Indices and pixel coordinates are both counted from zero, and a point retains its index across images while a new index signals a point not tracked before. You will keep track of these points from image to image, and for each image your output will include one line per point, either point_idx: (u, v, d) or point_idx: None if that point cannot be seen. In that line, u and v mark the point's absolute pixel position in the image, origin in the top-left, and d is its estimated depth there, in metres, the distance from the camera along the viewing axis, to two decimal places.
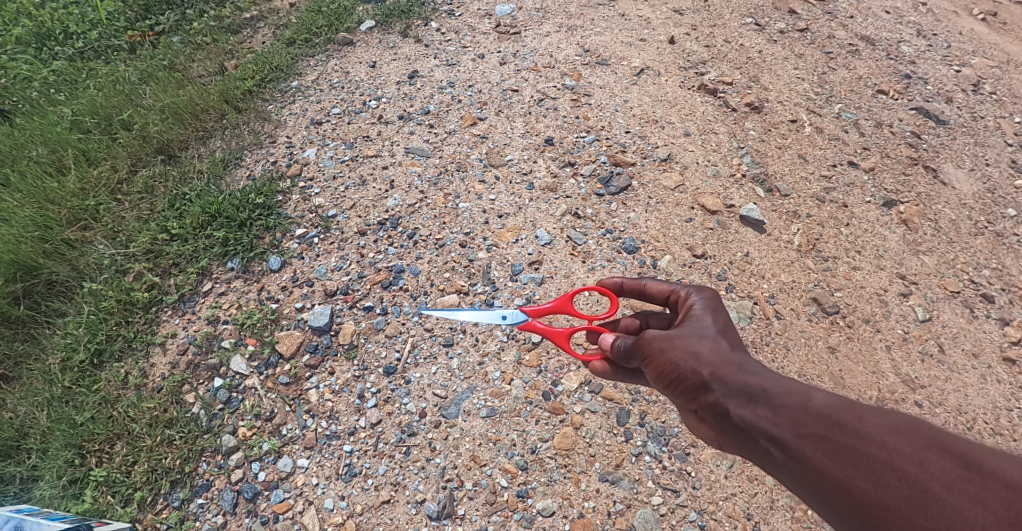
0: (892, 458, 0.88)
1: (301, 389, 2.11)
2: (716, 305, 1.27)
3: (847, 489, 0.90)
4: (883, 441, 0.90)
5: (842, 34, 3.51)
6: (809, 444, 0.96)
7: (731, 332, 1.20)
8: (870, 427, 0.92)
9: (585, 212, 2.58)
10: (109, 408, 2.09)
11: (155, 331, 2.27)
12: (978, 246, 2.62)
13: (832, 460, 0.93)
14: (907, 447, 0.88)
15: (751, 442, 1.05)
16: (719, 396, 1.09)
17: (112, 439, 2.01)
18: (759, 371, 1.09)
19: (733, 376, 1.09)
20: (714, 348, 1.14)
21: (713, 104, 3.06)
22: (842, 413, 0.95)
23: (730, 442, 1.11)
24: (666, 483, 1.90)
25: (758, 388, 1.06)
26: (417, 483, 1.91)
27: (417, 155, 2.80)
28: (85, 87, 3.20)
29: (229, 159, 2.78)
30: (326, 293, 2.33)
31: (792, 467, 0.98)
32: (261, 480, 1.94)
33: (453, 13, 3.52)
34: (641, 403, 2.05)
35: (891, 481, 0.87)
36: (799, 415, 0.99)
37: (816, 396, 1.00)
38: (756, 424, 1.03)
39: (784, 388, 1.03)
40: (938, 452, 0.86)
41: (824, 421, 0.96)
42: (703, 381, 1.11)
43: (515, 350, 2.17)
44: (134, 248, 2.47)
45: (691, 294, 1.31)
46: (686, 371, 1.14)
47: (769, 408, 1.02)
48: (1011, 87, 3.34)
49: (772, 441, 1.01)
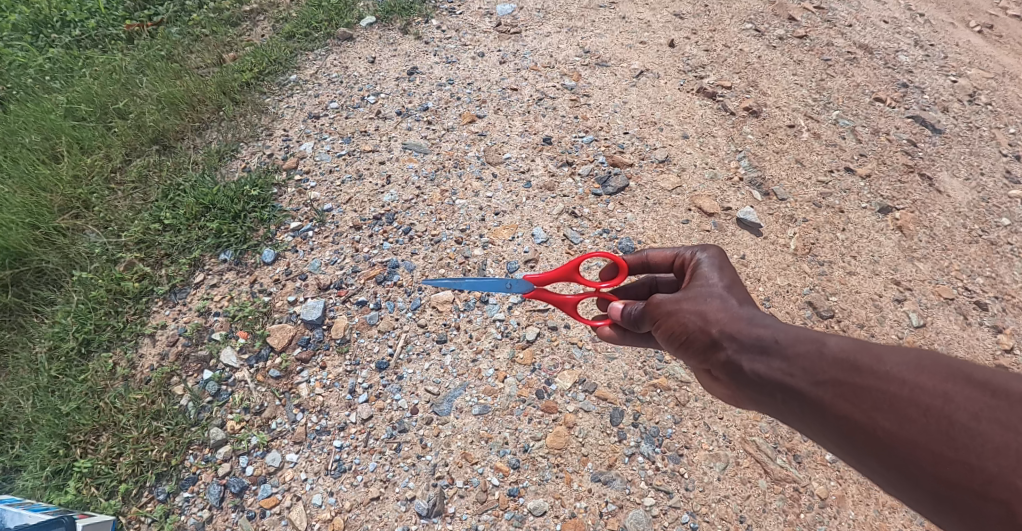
0: (914, 394, 0.79)
1: (292, 383, 2.08)
2: (723, 263, 1.26)
3: (870, 432, 0.82)
4: (902, 377, 0.81)
5: (841, 42, 3.52)
6: (826, 390, 0.89)
7: (738, 288, 1.18)
8: (889, 365, 0.83)
9: (583, 212, 2.56)
10: (96, 399, 2.05)
11: (145, 322, 2.23)
12: (972, 254, 2.63)
13: (850, 403, 0.85)
14: (929, 380, 0.79)
15: (768, 395, 1.00)
16: (731, 352, 1.06)
17: (98, 430, 1.98)
18: (771, 322, 1.04)
19: (743, 332, 1.06)
20: (721, 305, 1.13)
21: (712, 107, 3.06)
22: (857, 354, 0.87)
23: (751, 399, 1.06)
24: (659, 484, 1.88)
25: (770, 340, 1.01)
26: (407, 479, 1.88)
27: (415, 151, 2.78)
28: (81, 75, 3.16)
29: (224, 151, 2.75)
30: (320, 286, 2.30)
31: (814, 417, 0.91)
32: (248, 474, 1.91)
33: (454, 12, 3.51)
34: (635, 403, 2.03)
35: (916, 417, 0.78)
36: (813, 363, 0.92)
37: (830, 340, 0.92)
38: (772, 377, 0.99)
39: (797, 337, 0.97)
40: (964, 381, 0.76)
41: (839, 364, 0.89)
42: (713, 340, 1.10)
43: (509, 348, 2.15)
44: (126, 237, 2.43)
45: (695, 254, 1.31)
46: (696, 331, 1.13)
47: (783, 360, 0.97)
48: (1006, 99, 3.37)
49: (789, 393, 0.95)
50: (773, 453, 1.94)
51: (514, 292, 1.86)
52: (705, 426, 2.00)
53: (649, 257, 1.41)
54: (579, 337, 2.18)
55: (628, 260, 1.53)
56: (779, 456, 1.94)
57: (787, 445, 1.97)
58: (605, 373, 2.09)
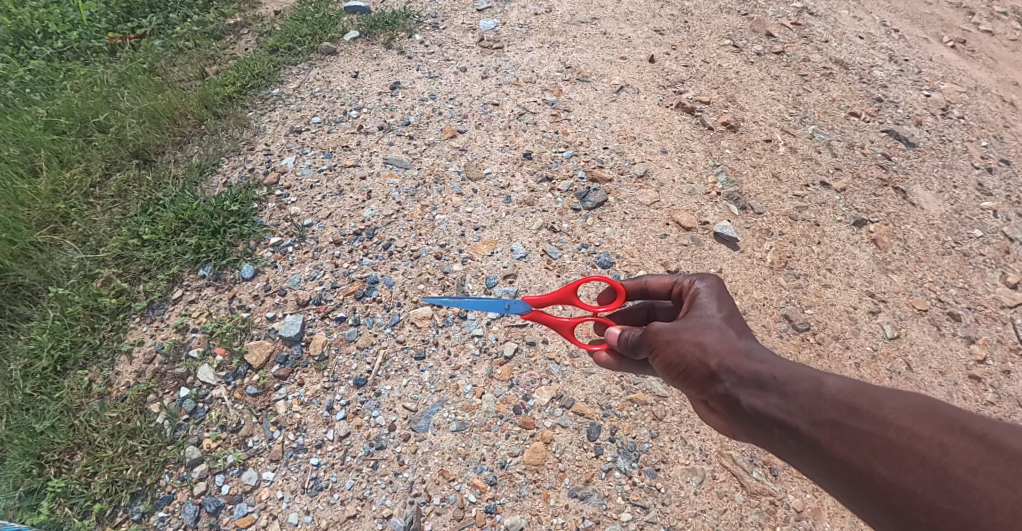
0: (911, 443, 0.79)
1: (269, 400, 2.08)
2: (722, 293, 1.24)
3: (866, 476, 0.82)
4: (900, 424, 0.81)
5: (817, 58, 3.59)
6: (824, 430, 0.89)
7: (737, 320, 1.17)
8: (886, 411, 0.84)
9: (561, 227, 2.59)
10: (70, 417, 2.03)
11: (122, 338, 2.22)
12: (945, 265, 2.68)
13: (848, 446, 0.85)
14: (926, 429, 0.79)
15: (765, 432, 1.00)
16: (728, 386, 1.06)
17: (72, 449, 1.96)
18: (769, 359, 1.05)
19: (741, 366, 1.06)
20: (720, 337, 1.12)
21: (690, 122, 3.10)
22: (856, 397, 0.88)
23: (748, 434, 1.06)
24: (635, 499, 1.89)
25: (769, 376, 1.01)
26: (384, 497, 1.88)
27: (396, 166, 2.79)
28: (63, 88, 3.16)
29: (206, 166, 2.75)
30: (299, 303, 2.31)
31: (811, 457, 0.91)
32: (224, 493, 1.90)
33: (438, 27, 3.54)
34: (612, 418, 2.04)
35: (912, 466, 0.78)
36: (811, 402, 0.93)
37: (829, 382, 0.93)
38: (769, 413, 0.99)
39: (796, 375, 0.98)
40: (961, 433, 0.76)
41: (837, 406, 0.89)
42: (711, 372, 1.09)
43: (487, 364, 2.16)
44: (104, 253, 2.43)
45: (694, 282, 1.29)
46: (693, 362, 1.12)
47: (781, 396, 0.98)
48: (978, 113, 3.46)
49: (787, 431, 0.95)
50: (749, 467, 1.96)
51: (512, 313, 1.87)
52: (683, 441, 2.01)
53: (647, 282, 1.42)
54: (557, 353, 2.19)
55: (627, 286, 1.53)
56: (755, 469, 1.96)
57: (763, 458, 1.98)
58: (583, 388, 2.11)
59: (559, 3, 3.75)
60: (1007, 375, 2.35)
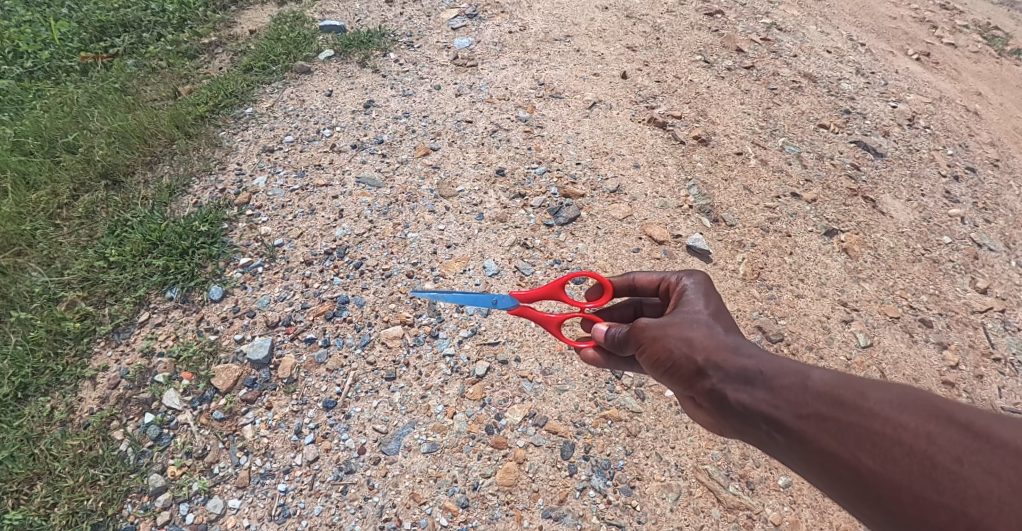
0: (897, 434, 0.75)
1: (236, 424, 1.94)
2: (709, 289, 1.19)
3: (854, 470, 0.77)
4: (886, 415, 0.77)
5: (787, 72, 3.63)
6: (810, 424, 0.84)
7: (724, 316, 1.12)
8: (872, 402, 0.79)
9: (534, 242, 2.53)
10: (31, 446, 1.86)
11: (86, 364, 2.07)
12: (915, 272, 2.69)
13: (834, 438, 0.80)
14: (911, 419, 0.75)
15: (752, 428, 0.94)
16: (715, 382, 1.00)
17: (32, 479, 1.79)
18: (756, 353, 0.99)
19: (728, 361, 1.00)
20: (708, 333, 1.06)
21: (663, 137, 3.09)
22: (841, 389, 0.83)
23: (735, 430, 1.00)
24: (611, 518, 1.79)
25: (755, 371, 0.95)
26: (354, 523, 1.76)
27: (369, 185, 2.70)
28: (32, 108, 3.09)
29: (176, 187, 2.65)
30: (268, 324, 2.18)
31: (797, 452, 0.86)
32: (188, 523, 1.76)
33: (412, 45, 3.54)
34: (586, 436, 1.94)
35: (899, 457, 0.74)
36: (797, 396, 0.88)
37: (815, 374, 0.88)
38: (755, 408, 0.93)
39: (782, 369, 0.92)
40: (946, 421, 0.72)
41: (823, 399, 0.84)
42: (698, 368, 1.03)
43: (459, 384, 2.04)
44: (69, 276, 2.29)
45: (681, 279, 1.25)
46: (680, 358, 1.06)
47: (768, 391, 0.92)
48: (943, 123, 3.53)
49: (773, 425, 0.90)
50: (725, 481, 1.87)
51: (499, 307, 1.82)
52: (657, 457, 1.91)
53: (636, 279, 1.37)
54: (529, 370, 2.08)
55: (615, 283, 1.47)
56: (732, 483, 1.87)
57: (739, 472, 1.90)
58: (556, 406, 2.00)
59: (533, 21, 3.78)
60: (979, 380, 2.37)
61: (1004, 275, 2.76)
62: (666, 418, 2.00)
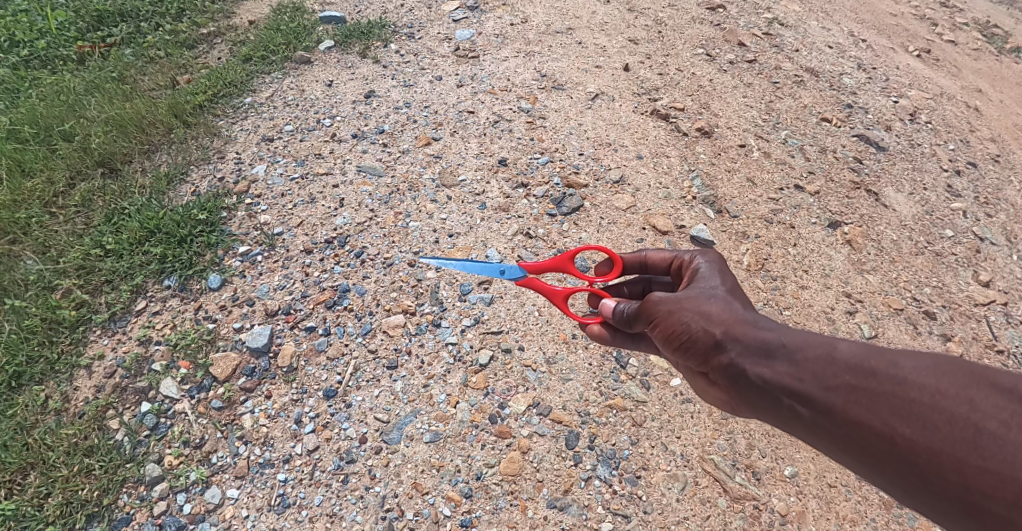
0: (936, 401, 0.73)
1: (235, 413, 1.89)
2: (720, 267, 1.17)
3: (888, 440, 0.75)
4: (923, 383, 0.75)
5: (789, 66, 3.60)
6: (839, 395, 0.81)
7: (737, 293, 1.08)
8: (906, 370, 0.77)
9: (537, 232, 2.49)
10: (24, 435, 1.81)
11: (81, 353, 2.01)
12: (919, 265, 2.67)
13: (867, 409, 0.78)
14: (950, 386, 0.74)
15: (771, 402, 0.90)
16: (733, 356, 0.95)
17: (26, 469, 1.74)
18: (774, 325, 0.96)
19: (747, 333, 0.95)
20: (724, 307, 1.02)
21: (666, 128, 3.04)
22: (871, 358, 0.80)
23: (749, 406, 0.96)
24: (616, 508, 1.75)
25: (776, 343, 0.91)
26: (355, 513, 1.71)
27: (370, 174, 2.66)
28: (27, 96, 3.01)
29: (173, 175, 2.60)
30: (267, 313, 2.12)
31: (823, 425, 0.83)
32: (186, 513, 1.71)
33: (413, 36, 3.49)
34: (591, 426, 1.90)
35: (939, 425, 0.72)
36: (824, 368, 0.84)
37: (841, 344, 0.84)
38: (777, 381, 0.89)
39: (806, 340, 0.88)
40: (987, 387, 0.72)
41: (854, 369, 0.81)
42: (716, 341, 0.98)
43: (461, 373, 1.99)
44: (65, 264, 2.23)
45: (693, 258, 1.22)
46: (696, 332, 1.00)
47: (790, 363, 0.88)
48: (944, 118, 3.51)
49: (796, 398, 0.86)
50: (731, 471, 1.84)
51: (507, 278, 1.81)
52: (663, 447, 1.88)
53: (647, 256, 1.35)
54: (533, 360, 2.03)
55: (625, 259, 1.44)
56: (738, 473, 1.84)
57: (745, 462, 1.86)
58: (561, 395, 1.95)
59: (534, 13, 3.74)
60: None
61: (1006, 269, 2.74)
62: (671, 407, 1.96)
